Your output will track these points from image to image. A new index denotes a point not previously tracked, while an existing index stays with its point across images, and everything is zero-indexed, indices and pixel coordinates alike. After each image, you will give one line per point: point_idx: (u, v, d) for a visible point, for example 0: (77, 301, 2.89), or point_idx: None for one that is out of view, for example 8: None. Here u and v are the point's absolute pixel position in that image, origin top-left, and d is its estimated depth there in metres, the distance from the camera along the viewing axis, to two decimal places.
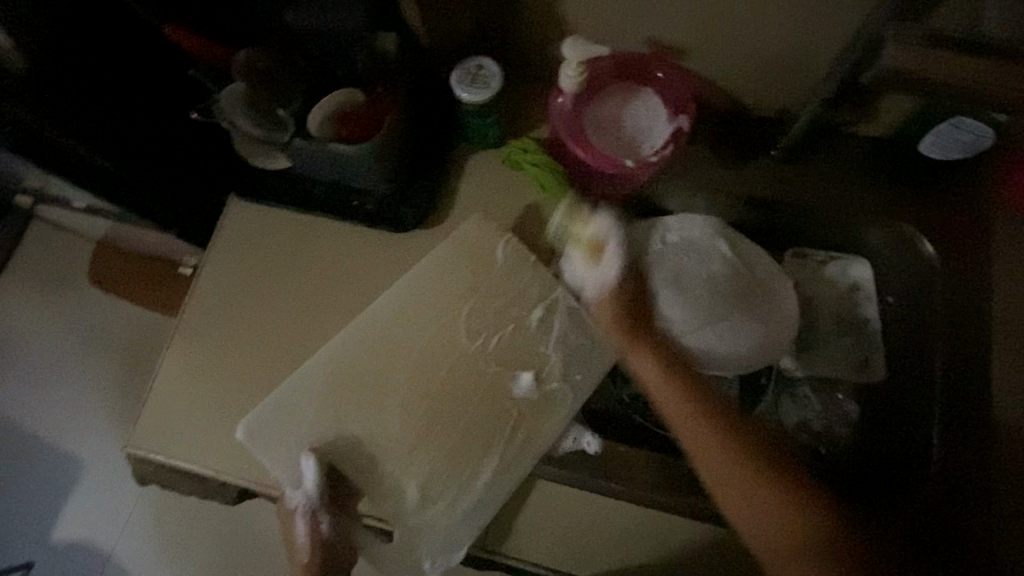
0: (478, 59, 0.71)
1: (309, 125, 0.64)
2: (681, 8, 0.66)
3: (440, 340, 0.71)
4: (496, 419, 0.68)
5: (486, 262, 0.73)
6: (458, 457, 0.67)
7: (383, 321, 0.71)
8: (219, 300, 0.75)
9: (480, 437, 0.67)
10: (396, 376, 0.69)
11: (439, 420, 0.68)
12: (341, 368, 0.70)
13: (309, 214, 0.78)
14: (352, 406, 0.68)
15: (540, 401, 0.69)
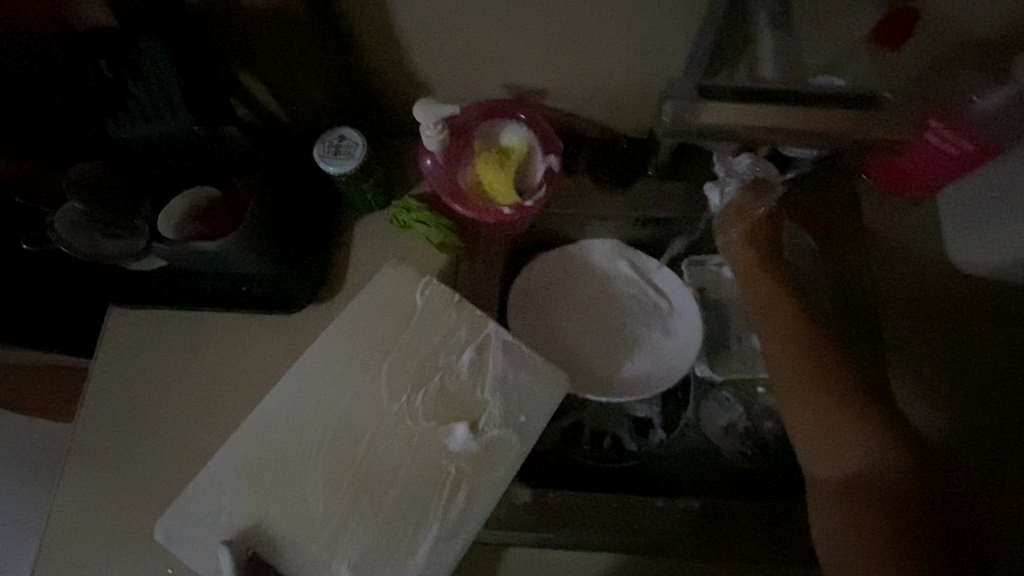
0: (339, 129, 0.67)
1: (163, 229, 0.61)
2: (527, 54, 0.66)
3: (364, 406, 0.63)
4: (429, 479, 0.60)
5: (404, 312, 0.66)
6: (397, 530, 0.58)
7: (299, 395, 0.63)
8: (112, 418, 0.72)
9: (418, 505, 0.59)
10: (312, 457, 0.61)
11: (373, 492, 0.60)
12: (262, 447, 0.62)
13: (197, 310, 0.75)
14: (275, 489, 0.60)
15: (479, 454, 0.60)
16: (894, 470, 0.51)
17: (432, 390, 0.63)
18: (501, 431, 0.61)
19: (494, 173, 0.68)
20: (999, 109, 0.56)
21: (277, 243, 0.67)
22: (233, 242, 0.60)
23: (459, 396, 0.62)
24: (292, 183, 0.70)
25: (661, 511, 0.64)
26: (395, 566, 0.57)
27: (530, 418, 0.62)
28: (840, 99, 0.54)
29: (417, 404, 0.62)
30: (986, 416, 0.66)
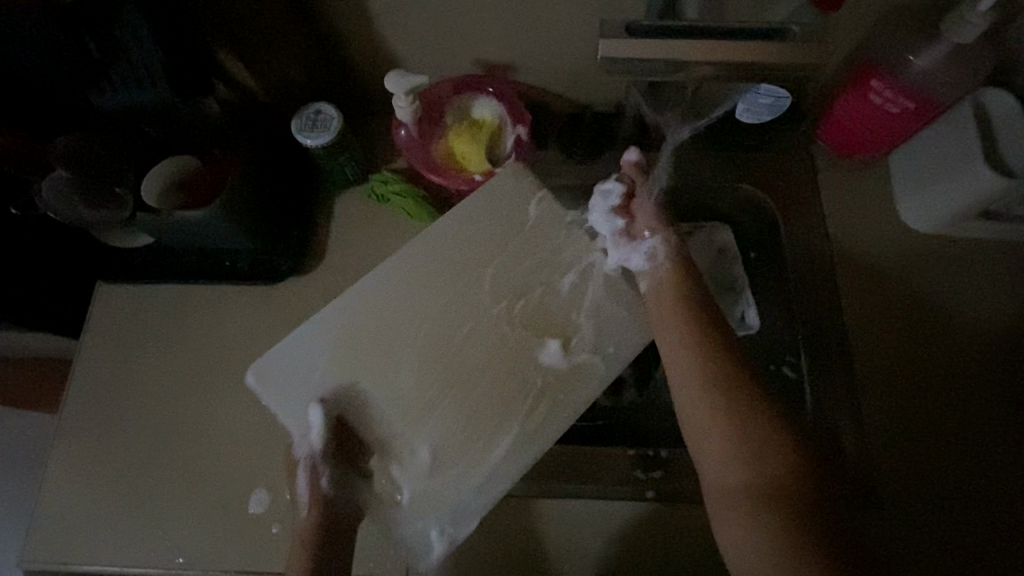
0: (316, 103, 0.70)
1: (147, 198, 0.63)
2: (495, 29, 0.69)
3: (471, 299, 0.66)
4: (515, 382, 0.63)
5: (519, 220, 0.68)
6: (484, 421, 0.62)
7: (427, 265, 0.67)
8: (102, 389, 0.74)
9: (495, 409, 0.62)
10: (411, 338, 0.65)
11: (460, 387, 0.63)
12: (362, 323, 0.65)
13: (184, 284, 0.77)
14: (373, 361, 0.64)
15: (568, 371, 0.63)
16: (790, 474, 0.49)
17: (530, 295, 0.66)
18: (594, 345, 0.64)
19: (466, 143, 0.72)
20: (929, 71, 0.62)
21: (258, 215, 0.69)
22: (212, 211, 0.62)
23: (554, 307, 0.65)
24: (271, 158, 0.72)
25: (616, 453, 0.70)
26: (475, 455, 0.61)
27: (614, 340, 0.65)
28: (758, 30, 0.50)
29: (513, 305, 0.65)
30: (913, 390, 0.67)
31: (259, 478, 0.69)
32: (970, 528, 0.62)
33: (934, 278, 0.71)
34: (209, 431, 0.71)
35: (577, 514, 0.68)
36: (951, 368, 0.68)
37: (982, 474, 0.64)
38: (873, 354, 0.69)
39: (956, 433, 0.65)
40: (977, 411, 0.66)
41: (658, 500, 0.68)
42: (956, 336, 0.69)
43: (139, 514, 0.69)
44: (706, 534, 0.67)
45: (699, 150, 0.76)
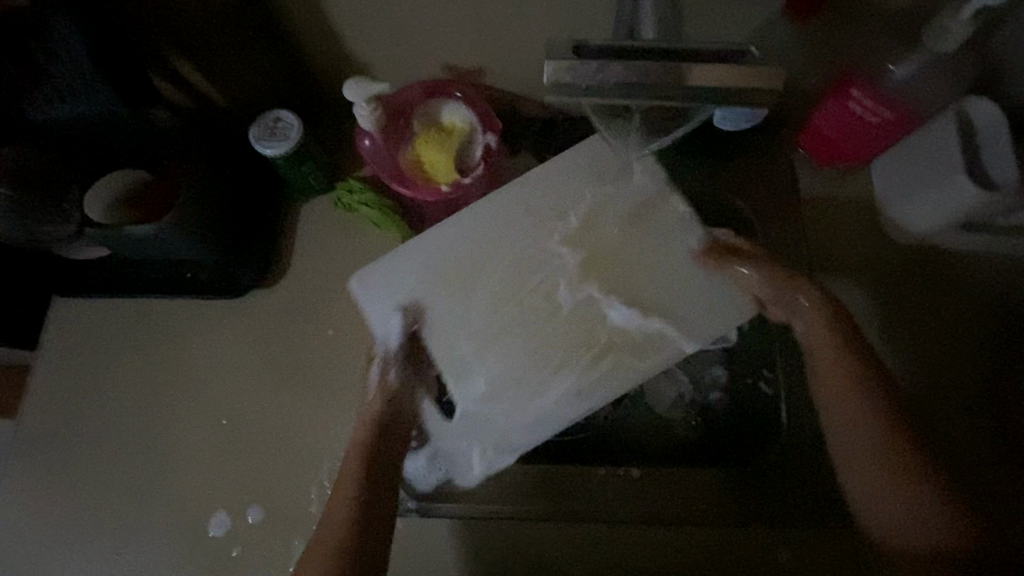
0: (275, 111, 0.67)
1: (95, 213, 0.61)
2: (461, 33, 0.67)
3: (575, 239, 0.64)
4: (584, 336, 0.61)
5: (613, 176, 0.65)
6: (558, 371, 0.61)
7: (524, 198, 0.66)
8: (59, 405, 0.71)
9: (558, 356, 0.61)
10: (495, 268, 0.64)
11: (538, 335, 0.62)
12: (453, 245, 0.65)
13: (143, 298, 0.74)
14: (468, 287, 0.64)
15: (637, 338, 0.61)
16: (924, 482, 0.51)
17: (622, 245, 0.63)
18: (682, 306, 0.61)
19: (432, 151, 0.69)
20: (908, 81, 0.59)
21: (215, 228, 0.67)
22: (163, 226, 0.60)
23: (643, 262, 0.62)
24: (230, 168, 0.69)
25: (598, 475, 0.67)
26: (534, 390, 0.61)
27: (707, 311, 0.61)
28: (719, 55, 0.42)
29: (595, 259, 0.63)
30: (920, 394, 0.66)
31: (221, 500, 0.67)
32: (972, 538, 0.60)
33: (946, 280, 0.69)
34: (171, 449, 0.69)
35: (544, 536, 0.65)
36: (960, 373, 0.66)
37: (990, 481, 0.62)
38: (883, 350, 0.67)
39: (961, 440, 0.64)
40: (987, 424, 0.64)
41: (630, 522, 0.65)
42: (967, 340, 0.67)
43: (97, 539, 0.67)
44: (693, 555, 0.64)
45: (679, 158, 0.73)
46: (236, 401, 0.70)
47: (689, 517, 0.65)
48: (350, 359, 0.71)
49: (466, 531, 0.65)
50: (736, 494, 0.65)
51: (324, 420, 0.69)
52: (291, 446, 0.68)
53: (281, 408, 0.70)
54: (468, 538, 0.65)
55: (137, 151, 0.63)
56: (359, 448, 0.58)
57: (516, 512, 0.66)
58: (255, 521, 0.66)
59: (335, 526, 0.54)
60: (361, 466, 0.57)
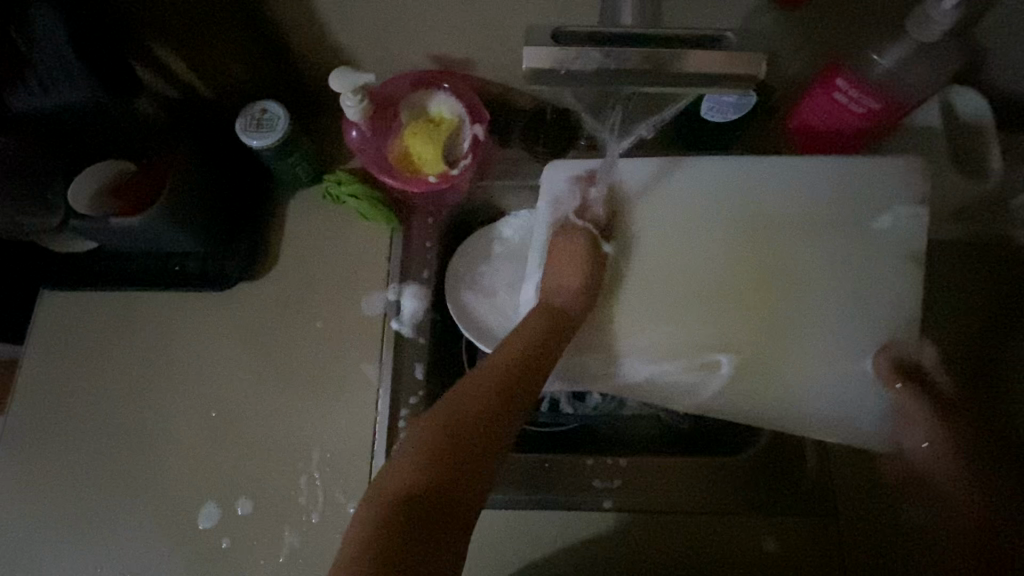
0: (260, 103, 0.67)
1: (78, 204, 0.61)
2: (446, 24, 0.67)
3: (742, 259, 0.64)
4: (697, 364, 0.63)
5: (786, 203, 0.64)
6: (681, 349, 0.63)
7: (694, 204, 0.65)
8: (45, 397, 0.71)
9: (695, 360, 0.63)
10: (676, 234, 0.65)
11: (672, 302, 0.63)
12: (653, 179, 0.66)
13: (131, 291, 0.73)
14: (638, 239, 0.65)
15: (749, 387, 0.62)
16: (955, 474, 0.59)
17: (785, 279, 0.63)
18: (798, 366, 0.62)
19: (419, 143, 0.69)
20: (891, 71, 0.60)
21: (203, 220, 0.66)
22: (148, 218, 0.60)
23: (790, 309, 0.63)
24: (218, 160, 0.69)
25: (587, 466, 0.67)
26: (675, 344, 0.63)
27: (821, 376, 0.62)
28: (697, 42, 0.42)
29: (719, 300, 0.63)
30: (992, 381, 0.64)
31: (210, 492, 0.67)
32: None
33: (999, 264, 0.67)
34: (160, 442, 0.69)
35: (530, 524, 0.65)
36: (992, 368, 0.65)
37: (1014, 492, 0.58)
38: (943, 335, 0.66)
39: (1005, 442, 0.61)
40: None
41: (617, 511, 0.65)
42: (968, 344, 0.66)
43: (87, 532, 0.67)
44: (683, 545, 0.64)
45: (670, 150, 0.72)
46: (225, 394, 0.70)
47: (675, 508, 0.65)
48: (340, 351, 0.71)
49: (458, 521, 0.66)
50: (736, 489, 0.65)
51: (314, 411, 0.69)
52: (282, 439, 0.68)
53: (272, 401, 0.70)
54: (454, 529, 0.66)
55: (122, 140, 0.63)
56: (503, 362, 0.56)
57: (504, 504, 0.66)
58: (244, 512, 0.66)
59: (440, 432, 0.51)
60: (497, 379, 0.54)
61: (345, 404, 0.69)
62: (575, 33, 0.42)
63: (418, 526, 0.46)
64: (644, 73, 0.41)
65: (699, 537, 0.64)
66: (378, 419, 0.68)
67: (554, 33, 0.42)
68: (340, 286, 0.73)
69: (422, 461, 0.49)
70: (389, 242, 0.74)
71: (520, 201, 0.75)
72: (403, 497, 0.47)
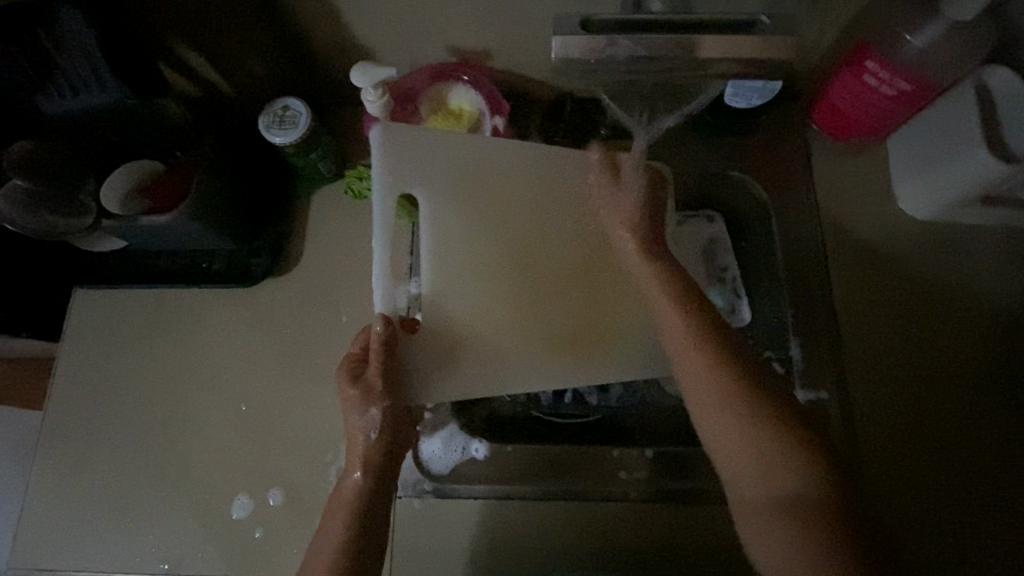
0: (283, 100, 0.68)
1: (110, 204, 0.63)
2: (465, 16, 0.66)
3: (546, 228, 0.64)
4: (521, 324, 0.63)
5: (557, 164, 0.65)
6: (488, 329, 0.62)
7: (500, 167, 0.63)
8: (84, 391, 0.73)
9: (507, 327, 0.63)
10: (500, 199, 0.63)
11: (511, 287, 0.63)
12: (458, 149, 0.62)
13: (161, 288, 0.75)
14: (459, 207, 0.62)
15: (555, 358, 0.64)
16: (807, 465, 0.51)
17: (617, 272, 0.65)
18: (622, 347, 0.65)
19: None
20: (925, 51, 0.58)
21: (228, 217, 0.67)
22: (176, 216, 0.61)
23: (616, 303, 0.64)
24: (241, 157, 0.69)
25: (616, 458, 0.68)
26: (498, 307, 0.63)
27: (610, 347, 0.65)
28: (729, 27, 0.42)
29: (540, 268, 0.64)
30: (908, 403, 0.64)
31: (242, 484, 0.69)
32: (948, 536, 0.60)
33: (949, 308, 0.66)
34: (192, 434, 0.71)
35: (559, 517, 0.67)
36: (957, 393, 0.64)
37: (907, 500, 0.61)
38: (858, 364, 0.65)
39: (957, 461, 0.62)
40: (997, 444, 0.62)
41: (645, 500, 0.67)
42: (962, 370, 0.64)
43: (124, 523, 0.69)
44: (699, 534, 0.65)
45: (689, 138, 0.72)
46: (251, 388, 0.72)
47: (697, 496, 0.66)
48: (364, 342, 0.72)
49: (487, 510, 0.67)
50: None
51: (340, 400, 0.70)
52: (306, 432, 0.70)
53: (298, 393, 0.71)
54: (485, 519, 0.67)
55: (150, 139, 0.64)
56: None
57: (535, 495, 0.67)
58: (275, 502, 0.67)
59: None
60: None
61: None
62: (604, 20, 0.42)
63: None
64: (675, 60, 0.41)
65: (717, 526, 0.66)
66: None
67: (583, 21, 0.42)
68: (363, 279, 0.74)
69: None
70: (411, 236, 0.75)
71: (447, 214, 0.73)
72: None
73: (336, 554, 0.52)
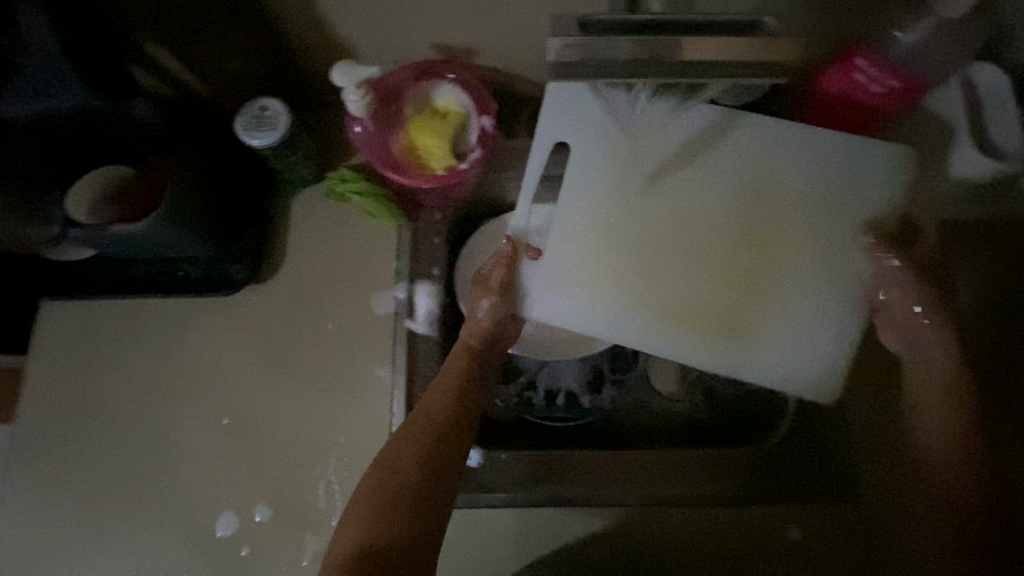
0: (261, 100, 0.65)
1: (79, 213, 0.59)
2: (449, 13, 0.64)
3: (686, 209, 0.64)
4: (633, 288, 0.64)
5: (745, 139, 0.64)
6: (601, 290, 0.64)
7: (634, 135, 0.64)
8: (56, 408, 0.70)
9: (629, 293, 0.64)
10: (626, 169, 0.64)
11: (632, 252, 0.64)
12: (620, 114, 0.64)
13: (134, 297, 0.72)
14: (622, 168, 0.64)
15: (688, 323, 0.63)
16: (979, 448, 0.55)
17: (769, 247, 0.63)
18: (769, 331, 0.63)
19: (427, 137, 0.67)
20: (919, 47, 0.57)
21: (205, 223, 0.64)
22: (150, 224, 0.58)
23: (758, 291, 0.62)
24: (217, 159, 0.67)
25: (603, 458, 0.67)
26: (620, 272, 0.64)
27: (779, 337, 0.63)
28: (728, 30, 0.40)
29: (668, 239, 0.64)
30: None
31: (228, 500, 0.66)
32: None
33: None
34: (172, 449, 0.68)
35: (552, 520, 0.65)
36: None
37: None
38: None
39: None
40: None
41: (637, 504, 0.65)
42: None
43: (103, 543, 0.66)
44: (693, 541, 0.64)
45: None
46: (237, 400, 0.69)
47: (688, 499, 0.65)
48: (356, 349, 0.70)
49: (476, 517, 0.65)
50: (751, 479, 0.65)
51: (328, 410, 0.68)
52: (294, 444, 0.67)
53: (284, 403, 0.69)
54: (475, 528, 0.65)
55: (119, 142, 0.61)
56: (412, 443, 0.57)
57: (522, 500, 0.66)
58: (262, 519, 0.65)
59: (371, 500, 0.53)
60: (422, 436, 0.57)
61: (360, 403, 0.68)
62: (601, 22, 0.40)
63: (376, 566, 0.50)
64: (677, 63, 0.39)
65: (714, 531, 0.64)
66: (394, 419, 0.67)
67: (579, 22, 0.40)
68: (350, 284, 0.72)
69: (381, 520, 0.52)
70: (397, 239, 0.73)
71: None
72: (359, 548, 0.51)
73: (445, 391, 0.60)
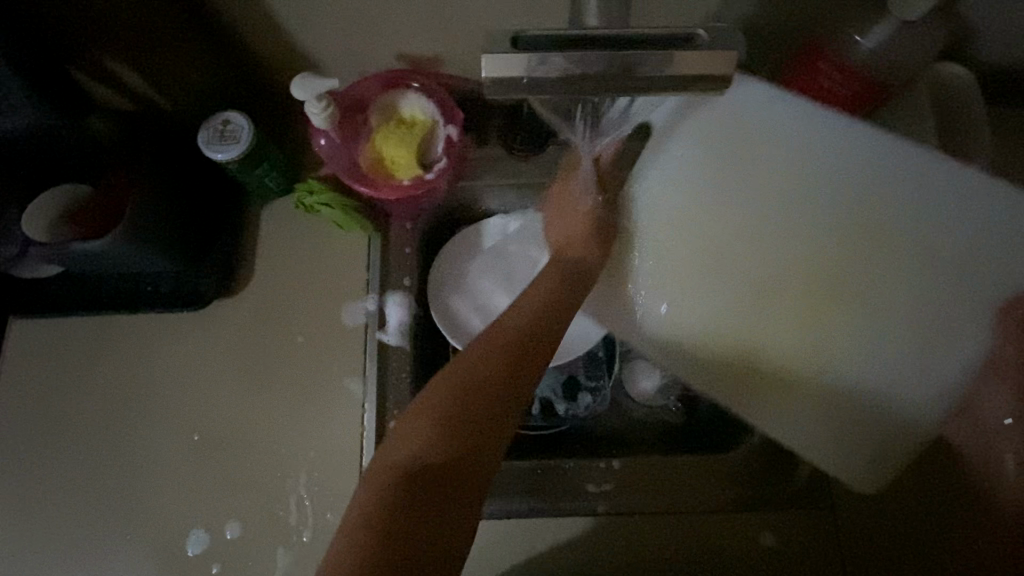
0: (224, 113, 0.64)
1: (39, 231, 0.59)
2: (411, 23, 0.64)
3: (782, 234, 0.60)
4: (712, 305, 0.61)
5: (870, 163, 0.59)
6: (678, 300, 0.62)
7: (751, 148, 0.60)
8: (25, 428, 0.69)
9: (710, 307, 0.61)
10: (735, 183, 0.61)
11: (718, 268, 0.61)
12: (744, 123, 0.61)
13: (103, 314, 0.71)
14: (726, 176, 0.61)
15: (767, 346, 0.60)
16: None
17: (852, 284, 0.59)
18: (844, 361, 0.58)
19: (394, 147, 0.67)
20: (879, 50, 0.58)
21: (170, 238, 0.64)
22: (112, 240, 0.58)
23: (836, 324, 0.58)
24: (182, 173, 0.66)
25: (573, 470, 0.66)
26: (696, 287, 0.62)
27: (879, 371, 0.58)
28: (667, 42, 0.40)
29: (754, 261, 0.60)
30: None
31: (200, 517, 0.66)
32: None
33: None
34: (143, 466, 0.67)
35: (525, 529, 0.65)
36: None
37: None
38: None
39: None
40: None
41: (610, 512, 0.65)
42: None
43: (74, 563, 0.65)
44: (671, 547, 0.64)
45: None
46: (208, 416, 0.68)
47: (666, 508, 0.65)
48: (327, 362, 0.69)
49: None
50: (733, 487, 0.64)
51: (300, 424, 0.68)
52: (267, 459, 0.67)
53: (256, 419, 0.68)
54: None
55: (79, 159, 0.61)
56: (489, 365, 0.52)
57: (496, 509, 0.65)
58: (234, 535, 0.65)
59: (439, 413, 0.50)
60: (503, 358, 0.53)
61: (331, 417, 0.68)
62: (539, 37, 0.40)
63: (424, 487, 0.46)
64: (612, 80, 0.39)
65: (691, 539, 0.64)
66: (365, 432, 0.67)
67: (516, 39, 0.40)
68: (321, 297, 0.71)
69: (438, 444, 0.48)
70: (368, 250, 0.72)
71: (504, 203, 0.74)
72: (412, 469, 0.47)
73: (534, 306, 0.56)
